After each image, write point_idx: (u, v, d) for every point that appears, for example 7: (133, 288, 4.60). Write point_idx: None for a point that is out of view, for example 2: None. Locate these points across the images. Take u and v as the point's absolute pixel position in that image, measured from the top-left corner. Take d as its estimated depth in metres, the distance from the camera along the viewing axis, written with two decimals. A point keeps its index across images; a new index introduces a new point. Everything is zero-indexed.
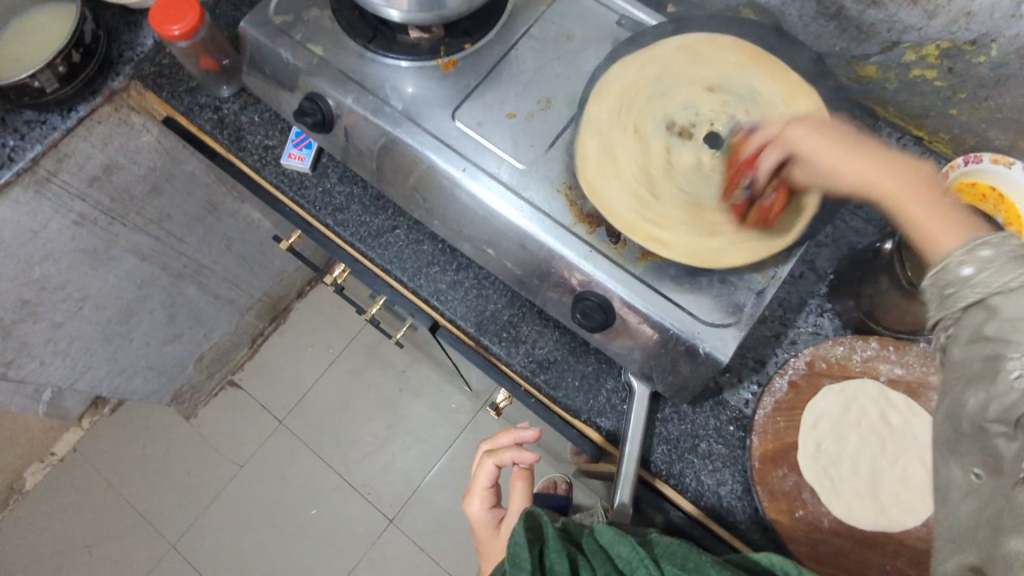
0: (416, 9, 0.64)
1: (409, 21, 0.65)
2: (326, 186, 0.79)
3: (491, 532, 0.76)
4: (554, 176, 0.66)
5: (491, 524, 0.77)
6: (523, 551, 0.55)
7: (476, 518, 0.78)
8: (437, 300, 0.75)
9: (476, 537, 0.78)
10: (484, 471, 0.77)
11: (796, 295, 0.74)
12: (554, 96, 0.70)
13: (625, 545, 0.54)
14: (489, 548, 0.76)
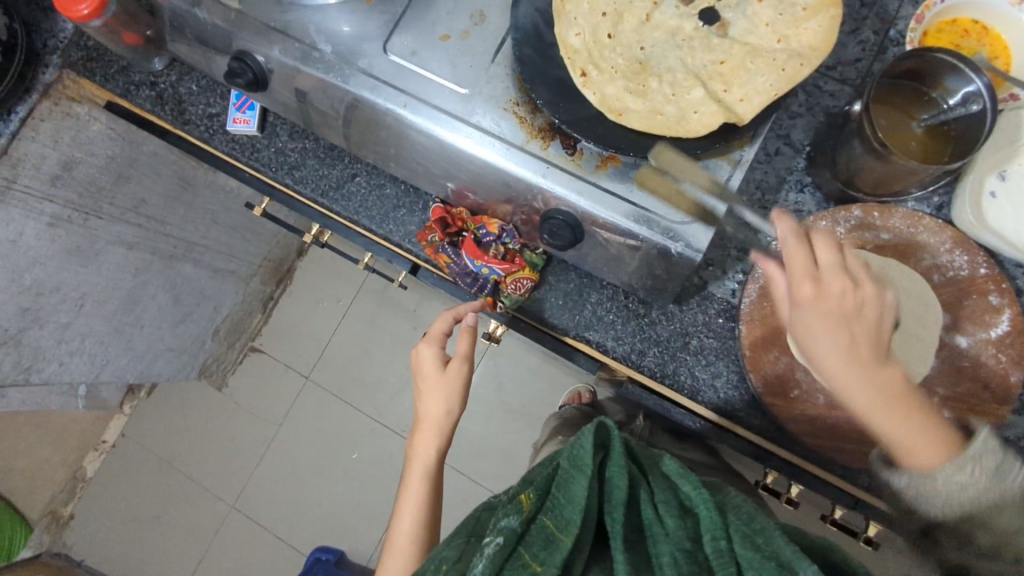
0: None
1: None
2: (278, 146, 0.77)
3: (437, 376, 0.73)
4: (499, 94, 0.63)
5: (437, 368, 0.74)
6: (586, 457, 0.54)
7: (426, 360, 0.74)
8: (409, 243, 0.74)
9: (421, 379, 0.74)
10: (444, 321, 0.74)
11: (774, 174, 0.71)
12: (487, 8, 0.65)
13: (690, 481, 0.51)
14: (428, 394, 0.73)
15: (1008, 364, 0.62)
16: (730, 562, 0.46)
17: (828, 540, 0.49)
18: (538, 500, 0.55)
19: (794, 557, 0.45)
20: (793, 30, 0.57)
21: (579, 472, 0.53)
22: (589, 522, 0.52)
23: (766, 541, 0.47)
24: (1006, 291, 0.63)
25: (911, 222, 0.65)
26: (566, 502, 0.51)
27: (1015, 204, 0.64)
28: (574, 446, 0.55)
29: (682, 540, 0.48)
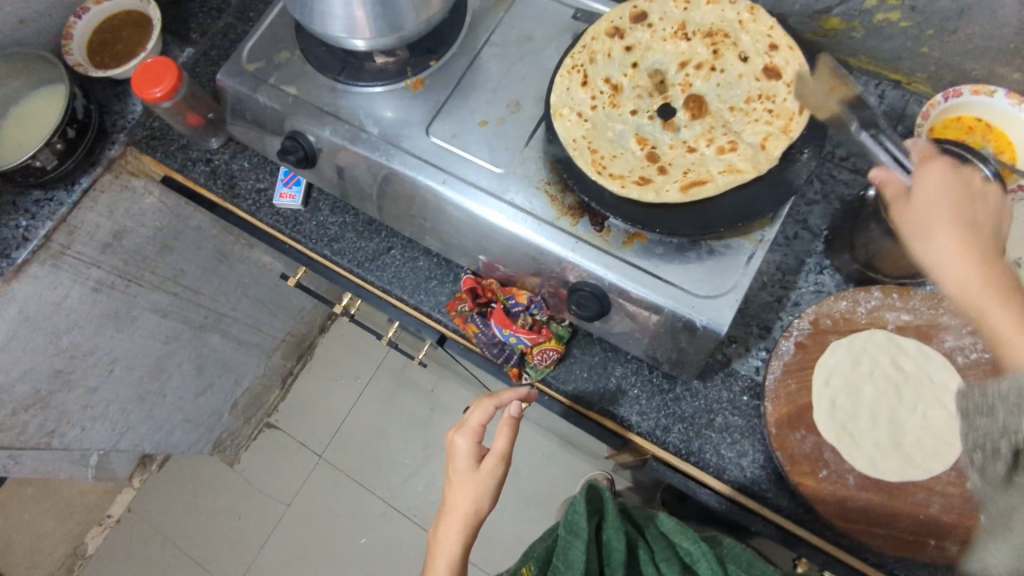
0: (378, 36, 0.69)
1: (373, 47, 0.70)
2: (320, 219, 0.81)
3: (470, 470, 0.70)
4: (532, 175, 0.68)
5: (471, 463, 0.70)
6: (580, 519, 0.62)
7: (461, 452, 0.71)
8: (439, 313, 0.76)
9: (453, 472, 0.71)
10: (481, 412, 0.70)
11: (794, 257, 0.73)
12: (522, 98, 0.71)
13: (686, 538, 0.60)
14: (457, 487, 0.70)
15: None
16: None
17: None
18: (540, 567, 0.63)
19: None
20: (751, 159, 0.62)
21: (574, 538, 0.61)
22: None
23: None
24: None
25: (931, 304, 0.66)
26: (566, 567, 0.59)
27: None
28: (569, 511, 0.63)
29: None
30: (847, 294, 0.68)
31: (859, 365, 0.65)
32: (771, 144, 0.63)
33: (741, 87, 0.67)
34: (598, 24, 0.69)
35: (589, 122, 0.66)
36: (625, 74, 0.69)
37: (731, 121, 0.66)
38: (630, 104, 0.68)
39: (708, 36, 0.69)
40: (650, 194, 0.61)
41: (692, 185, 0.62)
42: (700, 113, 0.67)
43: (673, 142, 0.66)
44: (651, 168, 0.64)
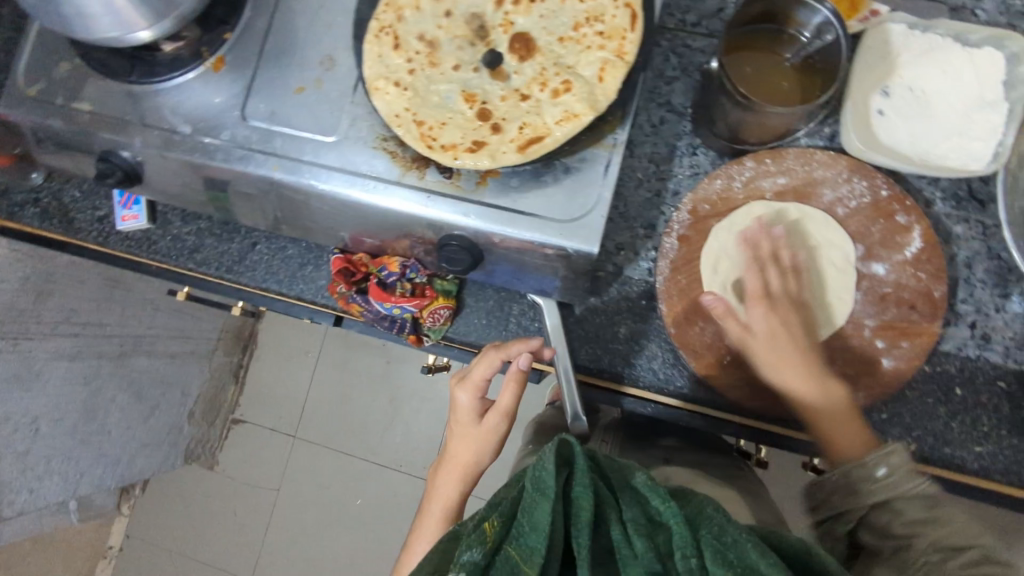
0: (158, 21, 0.60)
1: (162, 34, 0.61)
2: (173, 233, 0.76)
3: (470, 423, 0.68)
4: (366, 134, 0.62)
5: (473, 417, 0.68)
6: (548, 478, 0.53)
7: (462, 405, 0.68)
8: (323, 298, 0.73)
9: (455, 419, 0.69)
10: (485, 366, 0.64)
11: (664, 145, 0.70)
12: (334, 52, 0.64)
13: (659, 496, 0.52)
14: (460, 436, 0.68)
15: (930, 279, 0.62)
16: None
17: (799, 543, 0.50)
18: (502, 526, 0.52)
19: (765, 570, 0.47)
20: (587, 94, 0.56)
21: (543, 497, 0.52)
22: (558, 549, 0.51)
23: (738, 557, 0.47)
24: (910, 208, 0.63)
25: (803, 160, 0.65)
26: (530, 529, 0.50)
27: (902, 118, 0.65)
28: (537, 467, 0.54)
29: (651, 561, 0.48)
30: (723, 173, 0.66)
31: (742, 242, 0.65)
32: (609, 74, 0.56)
33: (566, 14, 0.59)
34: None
35: (410, 90, 0.58)
36: (439, 23, 0.60)
37: (563, 56, 0.58)
38: (451, 59, 0.59)
39: None
40: (485, 160, 0.56)
41: (528, 145, 0.56)
42: (528, 53, 0.59)
43: (503, 91, 0.58)
44: (484, 128, 0.57)
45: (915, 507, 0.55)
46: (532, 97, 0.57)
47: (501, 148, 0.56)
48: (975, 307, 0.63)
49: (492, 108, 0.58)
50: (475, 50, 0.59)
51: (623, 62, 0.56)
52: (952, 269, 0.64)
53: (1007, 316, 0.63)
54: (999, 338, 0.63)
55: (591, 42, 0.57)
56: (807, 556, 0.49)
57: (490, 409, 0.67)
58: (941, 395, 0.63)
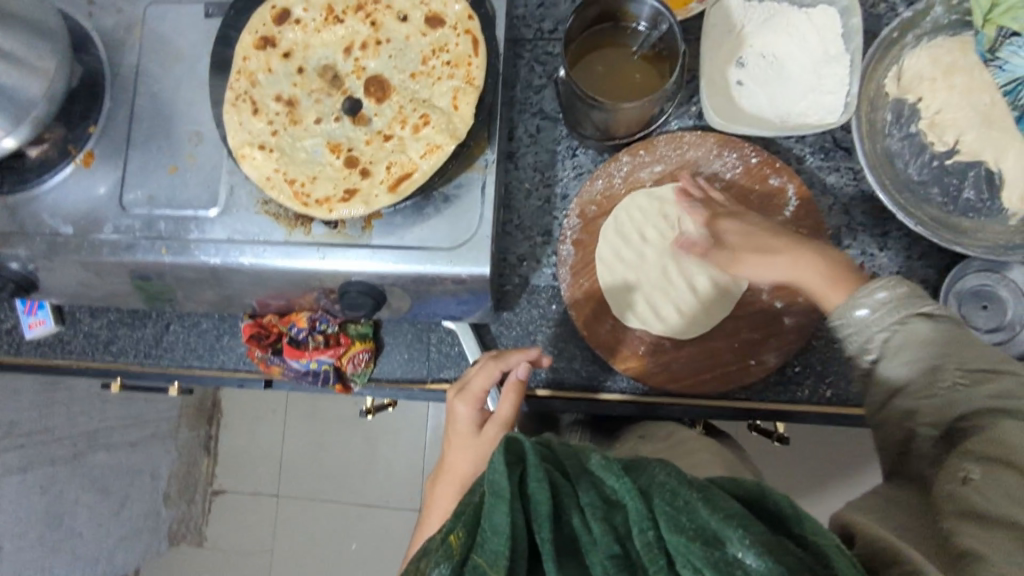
0: (16, 128, 0.59)
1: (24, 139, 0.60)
2: (85, 330, 0.75)
3: (468, 436, 0.64)
4: (246, 200, 0.63)
5: (472, 428, 0.64)
6: (500, 479, 0.42)
7: (460, 418, 0.64)
8: (246, 364, 0.73)
9: (451, 432, 0.65)
10: (486, 375, 0.63)
11: (545, 152, 0.71)
12: (202, 126, 0.65)
13: (611, 472, 0.41)
14: (458, 448, 0.64)
15: (813, 232, 0.65)
16: (661, 554, 0.38)
17: (759, 485, 0.42)
18: (467, 530, 0.41)
19: (718, 530, 0.38)
20: (446, 122, 0.58)
21: (495, 498, 0.41)
22: (522, 554, 0.40)
23: (693, 520, 0.39)
24: (782, 170, 0.65)
25: (674, 145, 0.67)
26: (490, 535, 0.40)
27: (758, 86, 0.68)
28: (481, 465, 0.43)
29: (612, 545, 0.39)
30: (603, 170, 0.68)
31: (628, 238, 0.67)
32: (462, 101, 0.58)
33: (413, 50, 0.60)
34: (241, 42, 0.61)
35: (276, 151, 0.59)
36: (295, 81, 0.61)
37: (417, 91, 0.60)
38: (312, 114, 0.61)
39: (358, 10, 0.62)
40: (359, 207, 0.57)
41: (397, 183, 0.57)
42: (385, 94, 0.60)
43: (367, 135, 0.60)
44: (354, 174, 0.58)
45: (928, 335, 0.52)
46: (395, 136, 0.59)
47: (372, 189, 0.58)
48: (860, 250, 0.66)
49: (359, 154, 0.59)
50: (334, 100, 0.61)
51: (473, 86, 0.57)
52: (832, 219, 0.67)
53: (890, 252, 0.66)
54: (888, 275, 0.66)
55: (441, 73, 0.59)
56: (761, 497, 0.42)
57: (489, 419, 0.64)
58: None
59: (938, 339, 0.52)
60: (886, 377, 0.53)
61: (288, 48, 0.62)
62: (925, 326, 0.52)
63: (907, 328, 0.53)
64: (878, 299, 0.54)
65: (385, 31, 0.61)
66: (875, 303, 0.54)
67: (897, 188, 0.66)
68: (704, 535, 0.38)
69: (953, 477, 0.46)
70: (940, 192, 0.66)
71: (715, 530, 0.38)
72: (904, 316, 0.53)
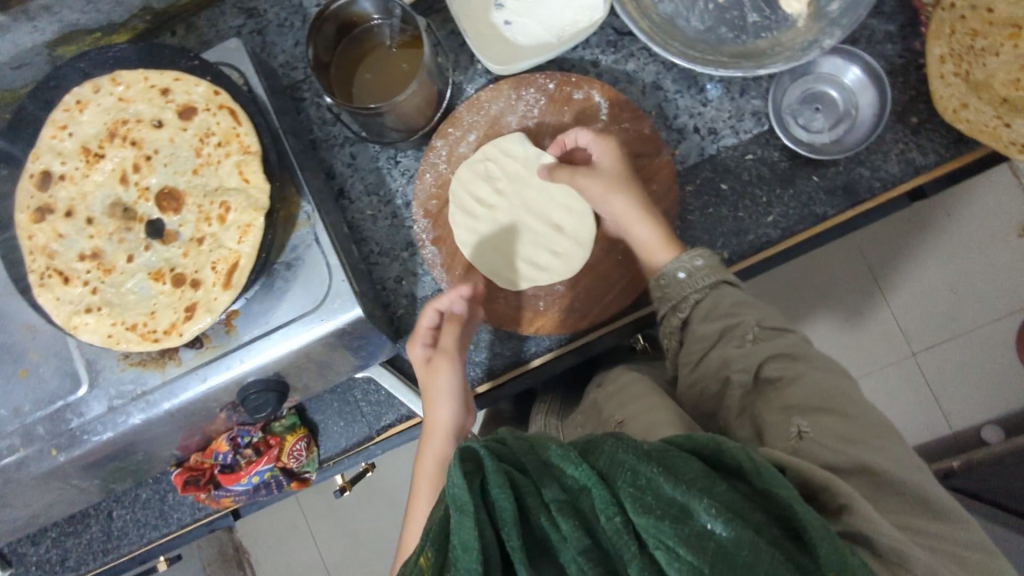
0: None
1: None
2: (37, 558, 0.73)
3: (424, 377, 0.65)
4: (107, 365, 0.60)
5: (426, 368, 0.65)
6: (460, 490, 0.38)
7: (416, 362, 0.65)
8: (201, 510, 0.71)
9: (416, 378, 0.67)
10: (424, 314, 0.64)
11: (370, 174, 0.70)
12: (29, 319, 0.62)
13: (569, 461, 0.38)
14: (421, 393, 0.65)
15: (635, 121, 0.65)
16: (632, 537, 0.36)
17: (714, 439, 0.40)
18: (437, 547, 0.38)
19: (685, 502, 0.36)
20: (246, 198, 0.56)
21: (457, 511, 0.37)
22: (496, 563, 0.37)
23: (659, 498, 0.37)
24: (581, 83, 0.66)
25: (476, 108, 0.67)
26: (458, 555, 0.36)
27: (525, 15, 0.68)
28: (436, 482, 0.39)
29: (584, 539, 0.37)
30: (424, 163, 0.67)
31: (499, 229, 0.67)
32: (250, 171, 0.56)
33: (184, 148, 0.59)
34: (18, 224, 0.59)
35: (105, 307, 0.58)
36: (90, 232, 0.59)
37: (207, 182, 0.58)
38: (121, 254, 0.59)
39: (115, 137, 0.60)
40: (206, 316, 0.56)
41: (230, 277, 0.56)
42: (179, 201, 0.59)
43: (182, 248, 0.58)
44: (186, 290, 0.57)
45: (740, 299, 0.56)
46: (206, 233, 0.57)
47: (210, 293, 0.56)
48: (687, 115, 0.67)
49: (182, 268, 0.57)
50: (135, 230, 0.59)
51: (254, 152, 0.56)
52: (649, 100, 0.68)
53: (713, 104, 0.67)
54: (722, 124, 0.67)
55: (218, 156, 0.58)
56: (722, 449, 0.39)
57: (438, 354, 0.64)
58: (716, 198, 0.66)
59: (747, 302, 0.56)
60: (706, 337, 0.56)
61: (68, 206, 0.60)
62: (736, 290, 0.57)
63: (722, 295, 0.57)
64: (698, 263, 0.58)
65: (150, 143, 0.60)
66: (693, 269, 0.58)
67: (690, 45, 0.67)
68: (672, 510, 0.36)
69: (789, 437, 0.50)
70: (728, 29, 0.67)
71: (682, 503, 0.36)
72: (719, 281, 0.57)
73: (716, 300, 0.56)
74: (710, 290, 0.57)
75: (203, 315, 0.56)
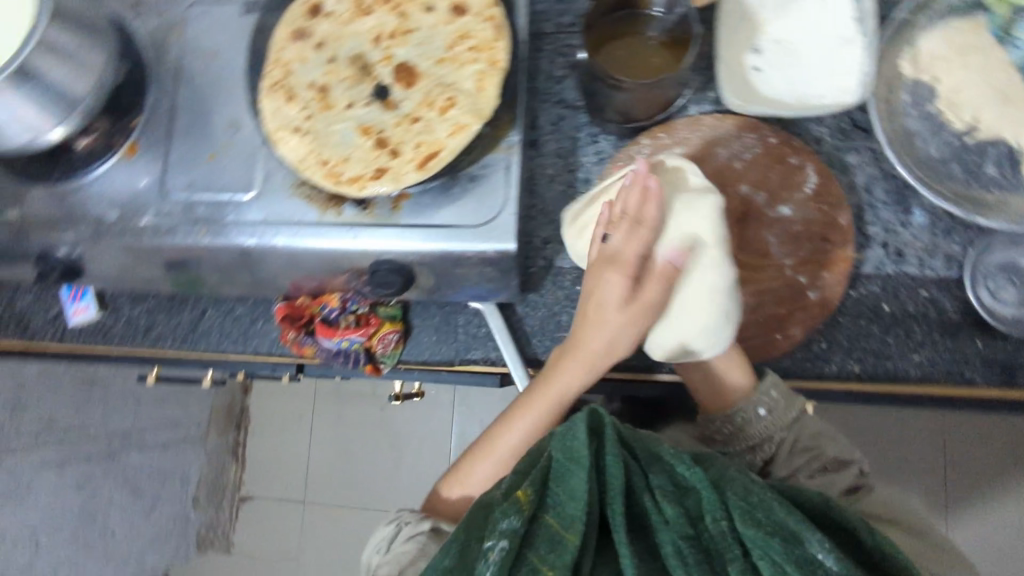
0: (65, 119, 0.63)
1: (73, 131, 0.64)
2: (126, 316, 0.79)
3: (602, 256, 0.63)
4: (281, 184, 0.65)
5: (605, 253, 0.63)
6: (578, 445, 0.48)
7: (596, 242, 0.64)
8: (278, 348, 0.76)
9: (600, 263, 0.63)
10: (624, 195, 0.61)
11: (567, 139, 0.73)
12: (239, 115, 0.68)
13: (682, 462, 0.47)
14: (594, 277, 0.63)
15: (833, 208, 0.66)
16: (735, 542, 0.44)
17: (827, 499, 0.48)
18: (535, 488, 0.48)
19: (796, 528, 0.44)
20: (473, 103, 0.60)
21: (575, 465, 0.47)
22: (593, 521, 0.47)
23: (767, 516, 0.44)
24: (800, 150, 0.67)
25: (695, 127, 0.69)
26: (567, 499, 0.47)
27: (775, 69, 0.69)
28: (563, 436, 0.49)
29: (684, 526, 0.45)
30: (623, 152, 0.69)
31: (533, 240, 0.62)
32: (487, 82, 0.61)
33: (439, 37, 0.63)
34: (276, 36, 0.65)
35: (309, 135, 0.63)
36: (326, 68, 0.64)
37: (443, 75, 0.62)
38: (343, 99, 0.64)
39: (387, 2, 0.65)
40: (390, 183, 0.60)
41: (426, 162, 0.60)
42: (413, 79, 0.63)
43: (395, 118, 0.62)
44: (383, 154, 0.61)
45: (810, 424, 0.63)
46: (422, 116, 0.61)
47: (402, 166, 0.60)
48: (882, 226, 0.67)
49: (387, 135, 0.62)
50: (363, 84, 0.64)
51: (499, 67, 0.60)
52: (853, 196, 0.68)
53: (913, 230, 0.66)
54: (912, 251, 0.66)
55: (465, 57, 0.62)
56: (832, 513, 0.48)
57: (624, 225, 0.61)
58: (872, 314, 0.66)
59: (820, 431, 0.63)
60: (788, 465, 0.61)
61: (322, 40, 0.65)
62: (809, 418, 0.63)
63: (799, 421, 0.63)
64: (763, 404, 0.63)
65: (412, 20, 0.64)
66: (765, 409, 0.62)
67: (918, 165, 0.66)
68: (782, 531, 0.44)
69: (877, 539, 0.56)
70: (962, 168, 0.66)
71: (795, 530, 0.44)
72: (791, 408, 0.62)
73: (787, 417, 0.62)
74: (790, 425, 0.62)
75: (387, 182, 0.60)
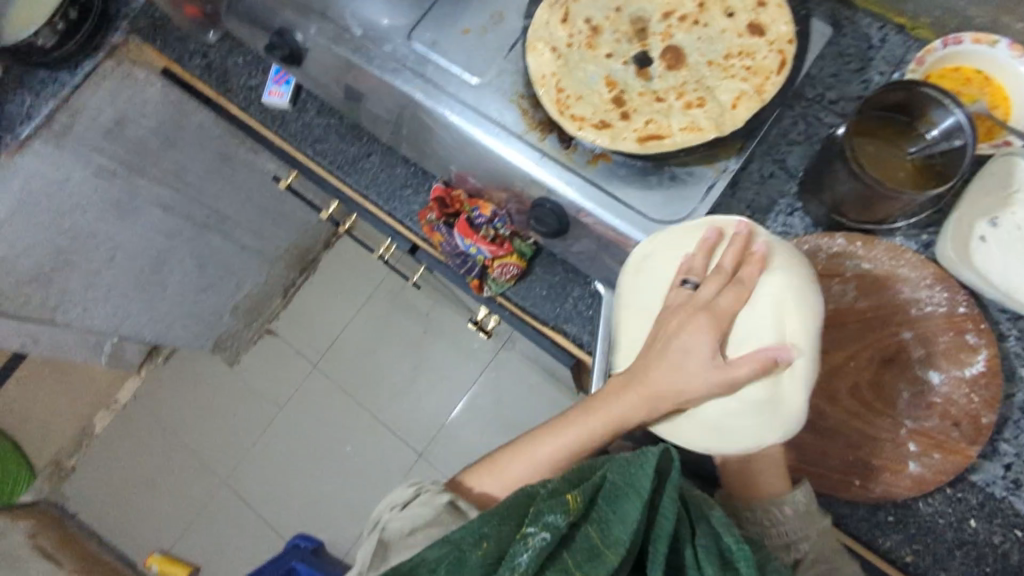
0: None
1: None
2: (306, 120, 0.84)
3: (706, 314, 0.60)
4: (507, 87, 0.67)
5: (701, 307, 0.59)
6: (642, 480, 0.49)
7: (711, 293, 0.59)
8: (411, 220, 0.80)
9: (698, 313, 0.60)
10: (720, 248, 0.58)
11: (766, 197, 0.72)
12: (506, 10, 0.69)
13: (732, 535, 0.49)
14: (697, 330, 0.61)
15: (981, 404, 0.62)
16: None
17: None
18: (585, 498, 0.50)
19: None
20: (719, 115, 0.61)
21: (633, 494, 0.49)
22: (633, 550, 0.49)
23: None
24: (983, 333, 0.63)
25: (892, 254, 0.66)
26: (617, 522, 0.49)
27: (1000, 251, 0.65)
28: (629, 462, 0.50)
29: None
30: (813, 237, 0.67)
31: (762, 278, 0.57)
32: (742, 104, 0.61)
33: (722, 43, 0.64)
34: None
35: (561, 59, 0.64)
36: (608, 14, 0.66)
37: (706, 77, 0.63)
38: (607, 47, 0.65)
39: None
40: (605, 139, 0.61)
41: (647, 139, 0.61)
42: (677, 65, 0.64)
43: (643, 89, 0.63)
44: (614, 112, 0.62)
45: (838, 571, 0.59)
46: (666, 100, 0.62)
47: (624, 130, 0.62)
48: (1015, 450, 0.63)
49: (627, 98, 0.63)
50: (631, 45, 0.65)
51: (764, 97, 0.60)
52: (1004, 405, 0.64)
53: None
54: None
55: (735, 70, 0.62)
56: None
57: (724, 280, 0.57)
58: (953, 520, 0.63)
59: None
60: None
61: None
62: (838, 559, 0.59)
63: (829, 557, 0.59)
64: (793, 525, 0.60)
65: (706, 16, 0.65)
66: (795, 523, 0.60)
67: None
68: None
69: None
70: None
71: None
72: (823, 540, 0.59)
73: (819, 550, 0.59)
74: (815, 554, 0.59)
75: (602, 137, 0.62)
